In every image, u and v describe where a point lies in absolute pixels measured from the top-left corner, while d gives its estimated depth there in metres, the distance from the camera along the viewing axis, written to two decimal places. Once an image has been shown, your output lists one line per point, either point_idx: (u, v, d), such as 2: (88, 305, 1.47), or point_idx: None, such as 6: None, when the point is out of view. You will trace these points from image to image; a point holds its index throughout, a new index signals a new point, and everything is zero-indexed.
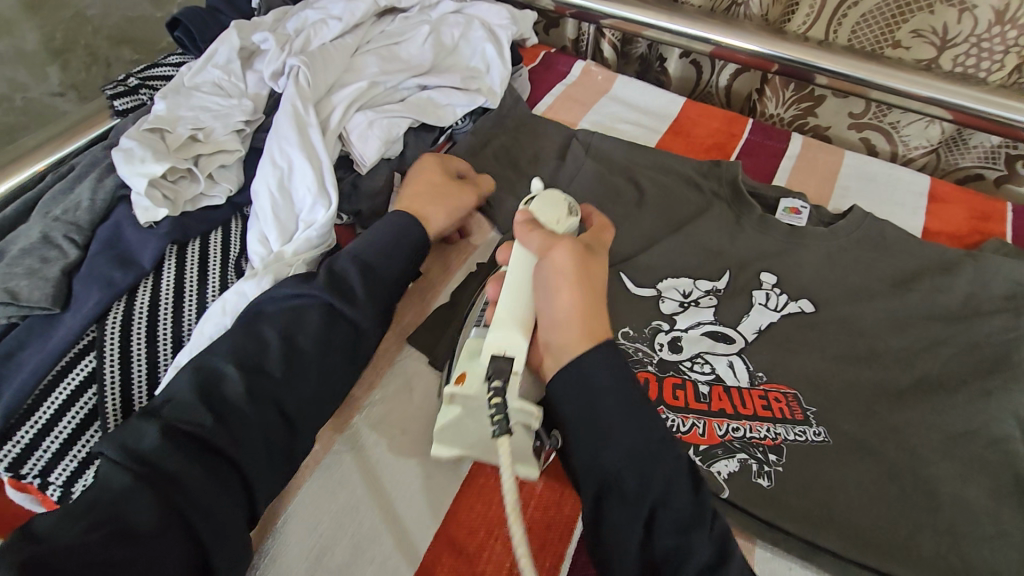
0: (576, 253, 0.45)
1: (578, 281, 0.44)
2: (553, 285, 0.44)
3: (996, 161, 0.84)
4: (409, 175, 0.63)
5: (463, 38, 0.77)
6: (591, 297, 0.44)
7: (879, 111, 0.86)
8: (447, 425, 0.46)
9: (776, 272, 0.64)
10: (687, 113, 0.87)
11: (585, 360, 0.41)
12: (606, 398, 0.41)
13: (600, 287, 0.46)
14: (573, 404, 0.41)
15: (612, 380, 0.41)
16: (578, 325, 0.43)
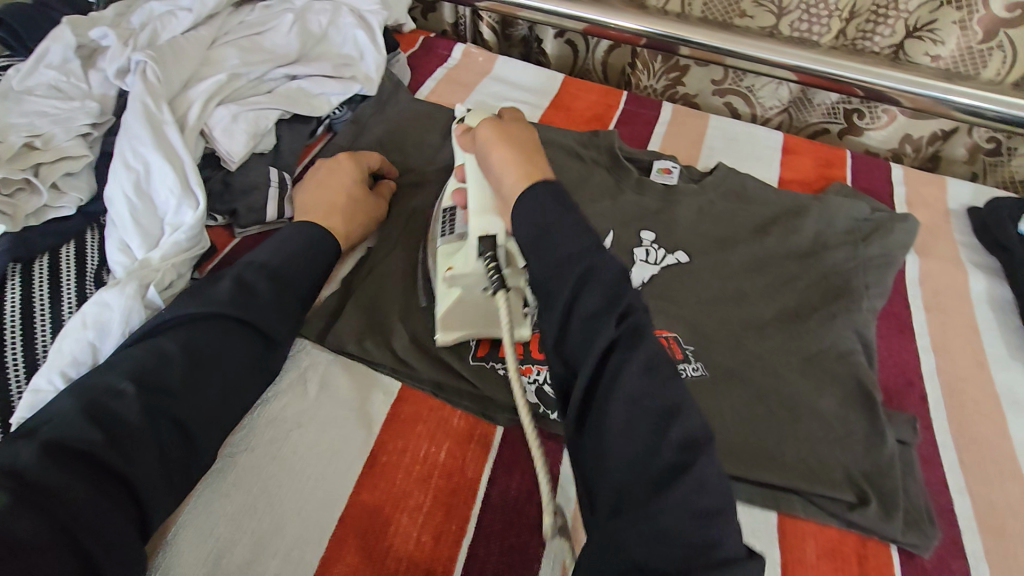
0: (506, 132, 0.51)
1: (513, 141, 0.50)
2: (494, 146, 0.50)
3: (837, 115, 0.94)
4: (328, 162, 0.65)
5: (332, 25, 0.75)
6: (522, 148, 0.49)
7: (736, 76, 0.94)
8: (446, 308, 0.52)
9: (654, 229, 0.69)
10: (567, 88, 0.91)
11: (528, 194, 0.44)
12: (550, 230, 0.42)
13: (530, 143, 0.51)
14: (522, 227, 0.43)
15: (549, 199, 0.43)
16: (516, 168, 0.47)
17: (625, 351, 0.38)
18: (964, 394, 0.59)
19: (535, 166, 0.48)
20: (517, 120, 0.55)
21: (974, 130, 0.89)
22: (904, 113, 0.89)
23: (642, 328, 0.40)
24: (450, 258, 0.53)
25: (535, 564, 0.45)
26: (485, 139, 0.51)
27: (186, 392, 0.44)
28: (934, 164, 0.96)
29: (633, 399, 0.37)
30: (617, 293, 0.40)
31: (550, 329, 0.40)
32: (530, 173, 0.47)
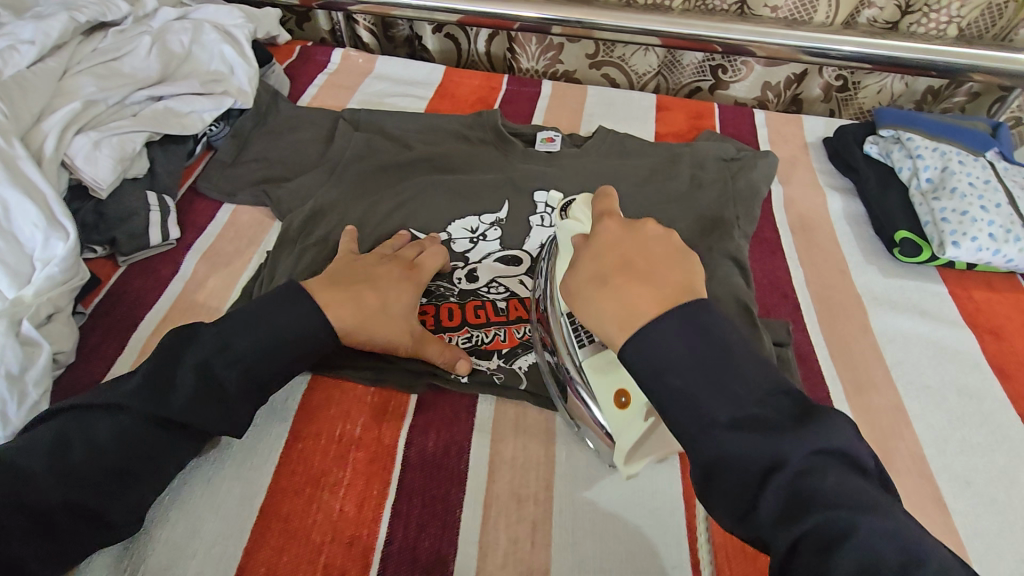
0: (598, 261, 0.44)
1: (608, 269, 0.43)
2: (589, 301, 0.42)
3: (705, 73, 1.01)
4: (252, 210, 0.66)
5: (195, 43, 0.74)
6: (624, 285, 0.41)
7: (606, 48, 1.00)
8: (636, 443, 0.44)
9: (548, 192, 0.72)
10: (450, 76, 0.93)
11: (646, 332, 0.38)
12: (704, 394, 0.37)
13: (648, 265, 0.42)
14: (664, 360, 0.38)
15: (686, 334, 0.38)
16: (612, 313, 0.41)
17: (825, 553, 0.32)
18: (831, 300, 0.66)
19: (667, 285, 0.41)
20: (601, 227, 0.45)
21: (823, 70, 0.98)
22: (760, 62, 0.97)
23: (796, 422, 0.36)
24: (613, 380, 0.47)
25: (459, 510, 0.47)
26: (576, 300, 0.44)
27: (111, 437, 0.43)
28: (798, 106, 1.06)
29: None
30: (779, 451, 0.35)
31: (730, 515, 0.37)
32: (655, 301, 0.40)
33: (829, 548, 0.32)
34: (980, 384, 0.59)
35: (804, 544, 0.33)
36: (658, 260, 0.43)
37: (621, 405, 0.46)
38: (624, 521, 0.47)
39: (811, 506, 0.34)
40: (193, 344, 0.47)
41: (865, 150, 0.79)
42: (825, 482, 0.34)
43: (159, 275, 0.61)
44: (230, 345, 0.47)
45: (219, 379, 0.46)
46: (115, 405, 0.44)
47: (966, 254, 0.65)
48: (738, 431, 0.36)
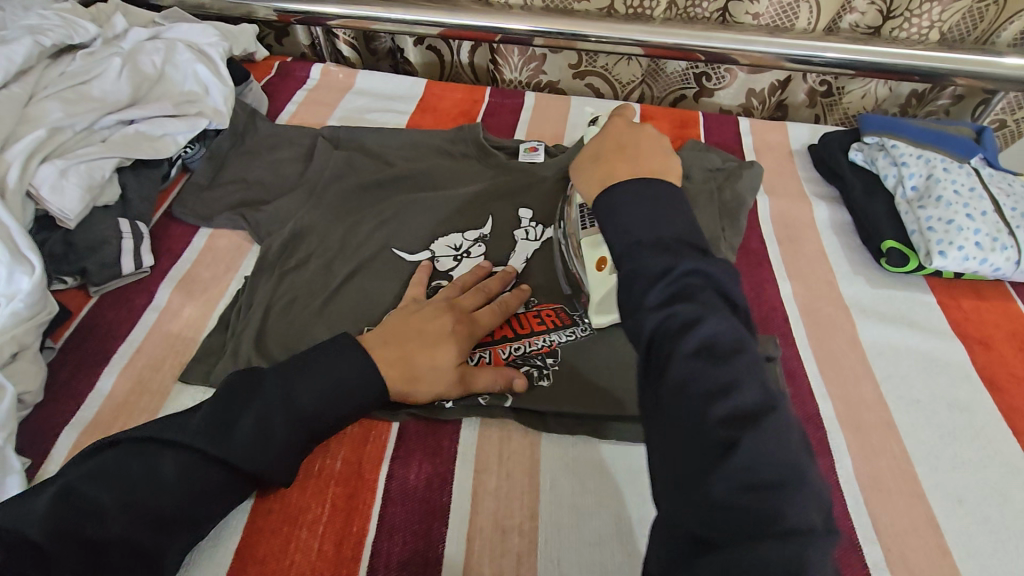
0: (597, 147, 0.57)
1: (607, 153, 0.55)
2: (584, 170, 0.55)
3: (689, 81, 1.01)
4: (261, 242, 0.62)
5: (168, 63, 0.73)
6: (610, 163, 0.54)
7: (590, 58, 0.99)
8: (607, 292, 0.57)
9: (532, 208, 0.71)
10: (432, 89, 0.92)
11: (618, 184, 0.48)
12: (635, 226, 0.45)
13: (642, 157, 0.53)
14: (637, 206, 0.46)
15: (652, 191, 0.47)
16: (591, 182, 0.54)
17: (679, 335, 0.38)
18: (819, 313, 0.66)
19: (648, 162, 0.53)
20: (613, 123, 0.59)
21: (807, 77, 0.98)
22: (744, 69, 0.97)
23: (719, 307, 0.39)
24: (597, 252, 0.58)
25: (441, 548, 0.45)
26: (575, 171, 0.57)
27: (177, 479, 0.42)
28: (783, 112, 1.05)
29: (685, 377, 0.36)
30: (681, 246, 0.42)
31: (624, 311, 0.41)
32: (629, 171, 0.51)
33: (688, 341, 0.37)
34: (970, 396, 0.59)
35: (662, 328, 0.38)
36: (647, 152, 0.54)
37: (601, 268, 0.58)
38: (612, 553, 0.46)
39: (688, 299, 0.39)
40: (257, 390, 0.46)
41: (850, 158, 0.79)
42: (728, 355, 0.37)
43: (133, 305, 0.59)
44: (292, 393, 0.46)
45: (281, 430, 0.45)
46: (178, 444, 0.43)
47: (953, 263, 0.64)
48: (666, 299, 0.39)
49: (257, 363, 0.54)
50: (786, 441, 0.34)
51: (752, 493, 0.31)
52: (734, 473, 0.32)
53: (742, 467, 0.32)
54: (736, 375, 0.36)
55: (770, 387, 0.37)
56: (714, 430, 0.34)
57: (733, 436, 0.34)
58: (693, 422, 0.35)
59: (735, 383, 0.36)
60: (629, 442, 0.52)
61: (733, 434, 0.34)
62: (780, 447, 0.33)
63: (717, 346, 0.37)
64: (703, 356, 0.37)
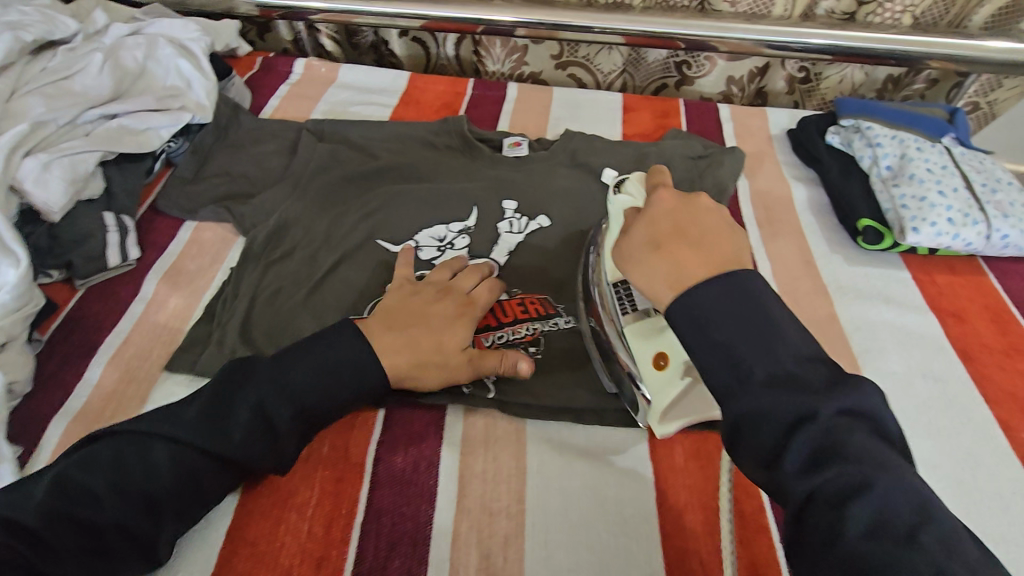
0: (655, 231, 0.45)
1: (663, 237, 0.44)
2: (645, 264, 0.43)
3: (670, 70, 1.02)
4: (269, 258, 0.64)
5: (149, 58, 0.73)
6: (685, 246, 0.42)
7: (571, 49, 1.00)
8: (671, 402, 0.49)
9: (515, 197, 0.72)
10: (415, 82, 0.93)
11: (695, 290, 0.39)
12: (737, 346, 0.37)
13: (707, 234, 0.44)
14: (721, 321, 0.38)
15: (737, 295, 0.39)
16: (666, 274, 0.42)
17: (842, 503, 0.31)
18: (798, 292, 0.67)
19: (719, 256, 0.42)
20: (659, 198, 0.47)
21: (785, 63, 0.99)
22: (723, 57, 0.98)
23: (785, 330, 0.37)
24: (653, 345, 0.51)
25: (429, 527, 0.46)
26: (629, 265, 0.45)
27: (168, 465, 0.42)
28: (763, 99, 1.07)
29: (873, 564, 0.29)
30: (819, 389, 0.35)
31: (758, 463, 0.35)
32: (708, 266, 0.41)
33: (845, 498, 0.31)
34: (944, 368, 0.60)
35: (819, 495, 0.32)
36: (710, 235, 0.43)
37: (660, 366, 0.50)
38: (597, 527, 0.47)
39: (842, 456, 0.32)
40: (256, 382, 0.46)
41: (827, 141, 0.80)
42: (802, 377, 0.35)
43: (119, 297, 0.60)
44: (284, 381, 0.46)
45: (274, 419, 0.45)
46: (169, 433, 0.43)
47: (926, 239, 0.66)
48: (731, 330, 0.38)
49: (242, 352, 0.55)
50: (888, 465, 0.32)
51: None
52: (856, 515, 0.31)
53: (856, 505, 0.31)
54: (932, 538, 0.29)
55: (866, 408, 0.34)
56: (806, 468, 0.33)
57: (830, 472, 0.32)
58: (781, 462, 0.34)
59: (935, 555, 0.29)
60: (612, 420, 0.53)
61: (835, 476, 0.32)
62: None
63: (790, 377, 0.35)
64: (781, 393, 0.35)
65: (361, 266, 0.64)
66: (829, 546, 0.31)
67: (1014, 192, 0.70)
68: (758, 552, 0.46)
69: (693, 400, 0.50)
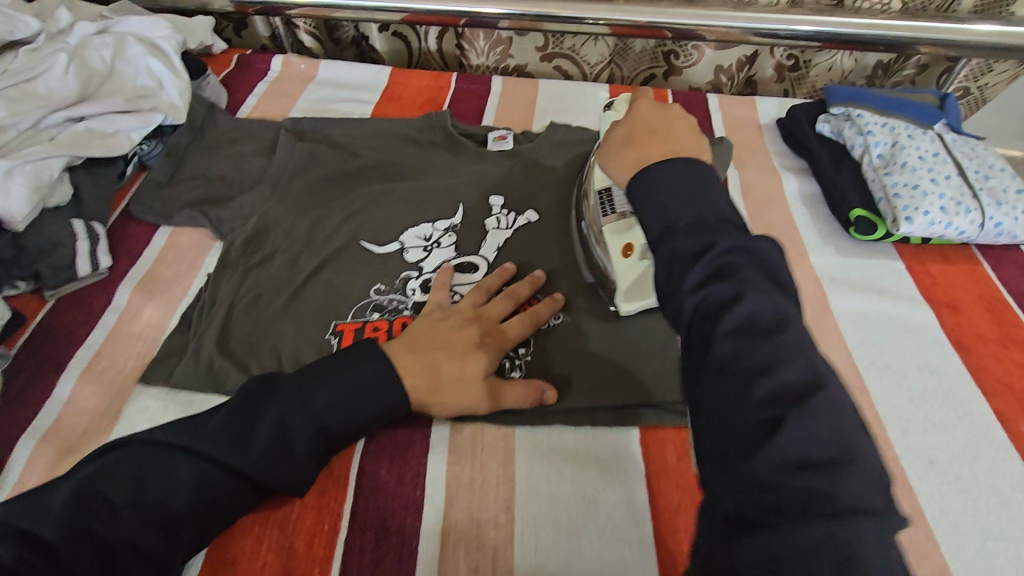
0: (629, 129, 0.52)
1: (637, 133, 0.51)
2: (618, 155, 0.50)
3: (658, 59, 1.00)
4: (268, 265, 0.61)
5: (118, 58, 0.70)
6: (654, 141, 0.49)
7: (557, 40, 0.98)
8: (631, 282, 0.55)
9: (502, 193, 0.70)
10: (397, 77, 0.90)
11: (663, 161, 0.44)
12: (675, 204, 0.42)
13: (677, 137, 0.49)
14: (670, 185, 0.43)
15: (690, 169, 0.43)
16: (631, 162, 0.49)
17: (717, 315, 0.35)
18: None
19: (679, 143, 0.49)
20: (636, 104, 0.54)
21: (774, 51, 0.98)
22: (711, 46, 0.97)
23: (741, 235, 0.39)
24: (621, 237, 0.57)
25: (416, 540, 0.45)
26: (608, 158, 0.52)
27: (186, 481, 0.40)
28: (752, 87, 1.05)
29: (727, 358, 0.34)
30: (726, 226, 0.39)
31: (663, 292, 0.39)
32: (667, 154, 0.47)
33: (723, 309, 0.35)
34: (940, 360, 0.59)
35: (702, 308, 0.36)
36: (674, 130, 0.50)
37: (626, 255, 0.56)
38: (588, 535, 0.45)
39: (730, 276, 0.36)
40: (274, 395, 0.44)
41: (818, 129, 0.79)
42: (744, 270, 0.36)
43: (91, 307, 0.58)
44: (308, 398, 0.44)
45: (298, 436, 0.43)
46: (194, 446, 0.41)
47: (919, 228, 0.64)
48: (706, 278, 0.37)
49: (220, 362, 0.53)
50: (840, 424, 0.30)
51: (802, 470, 0.29)
52: (783, 454, 0.29)
53: (787, 448, 0.30)
54: (792, 353, 0.33)
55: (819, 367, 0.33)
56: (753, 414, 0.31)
57: (777, 415, 0.31)
58: (733, 396, 0.32)
59: (779, 352, 0.33)
60: (604, 424, 0.51)
61: (717, 289, 0.36)
62: (833, 430, 0.30)
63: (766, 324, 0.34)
64: (755, 340, 0.34)
65: (344, 269, 0.62)
66: (759, 489, 0.29)
67: (1007, 178, 0.69)
68: None
69: (647, 279, 0.55)
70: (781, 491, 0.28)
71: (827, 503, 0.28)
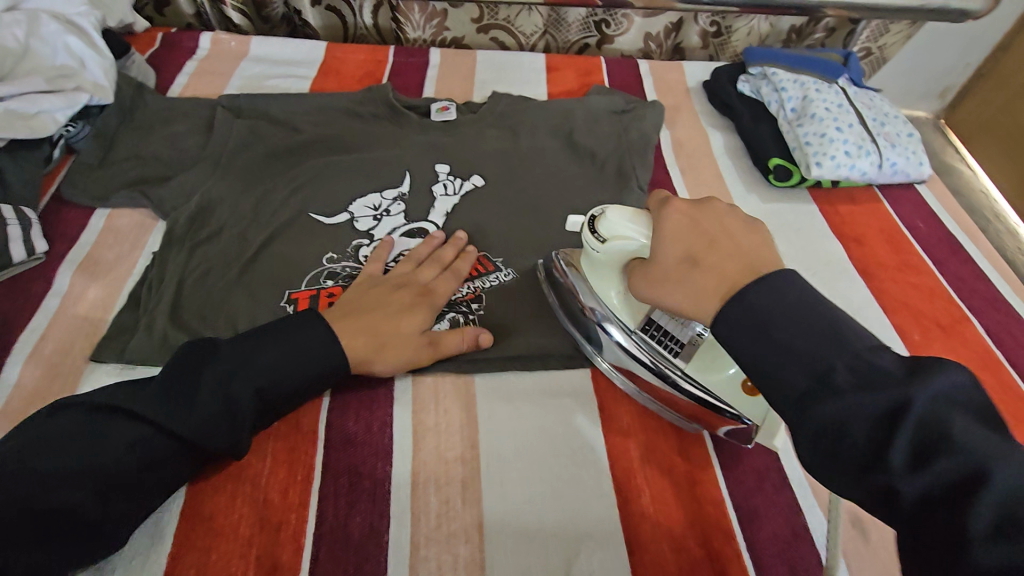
0: (683, 248, 0.39)
1: (696, 251, 0.38)
2: (680, 286, 0.38)
3: (590, 29, 1.04)
4: (218, 239, 0.62)
5: (33, 36, 0.67)
6: (719, 254, 0.37)
7: (491, 11, 0.99)
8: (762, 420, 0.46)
9: (448, 161, 0.72)
10: (333, 51, 0.90)
11: (748, 293, 0.34)
12: (772, 320, 0.33)
13: (735, 240, 0.38)
14: (775, 309, 0.33)
15: (783, 293, 0.33)
16: (702, 287, 0.37)
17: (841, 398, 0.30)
18: None
19: (758, 256, 0.37)
20: (670, 207, 0.41)
21: (697, 18, 1.03)
22: (639, 14, 1.01)
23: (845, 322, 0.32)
24: (722, 372, 0.47)
25: (387, 483, 0.47)
26: (664, 287, 0.39)
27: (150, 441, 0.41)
28: (680, 54, 1.11)
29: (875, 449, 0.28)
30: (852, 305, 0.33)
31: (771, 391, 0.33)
32: (745, 270, 0.36)
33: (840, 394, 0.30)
34: (849, 286, 0.66)
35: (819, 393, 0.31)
36: (742, 233, 0.39)
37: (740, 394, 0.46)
38: (548, 461, 0.49)
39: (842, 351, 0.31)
40: (232, 353, 0.46)
41: (738, 89, 0.85)
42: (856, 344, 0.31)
43: (30, 292, 0.56)
44: (267, 355, 0.46)
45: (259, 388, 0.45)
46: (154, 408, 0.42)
47: (828, 172, 0.71)
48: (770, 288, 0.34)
49: (174, 335, 0.53)
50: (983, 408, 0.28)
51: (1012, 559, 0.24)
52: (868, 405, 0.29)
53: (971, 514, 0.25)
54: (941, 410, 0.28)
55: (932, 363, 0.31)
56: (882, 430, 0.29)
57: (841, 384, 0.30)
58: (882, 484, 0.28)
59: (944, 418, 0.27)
60: (557, 363, 0.55)
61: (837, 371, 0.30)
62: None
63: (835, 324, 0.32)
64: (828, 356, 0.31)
65: (294, 240, 0.63)
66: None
67: (900, 124, 0.77)
68: (695, 461, 0.50)
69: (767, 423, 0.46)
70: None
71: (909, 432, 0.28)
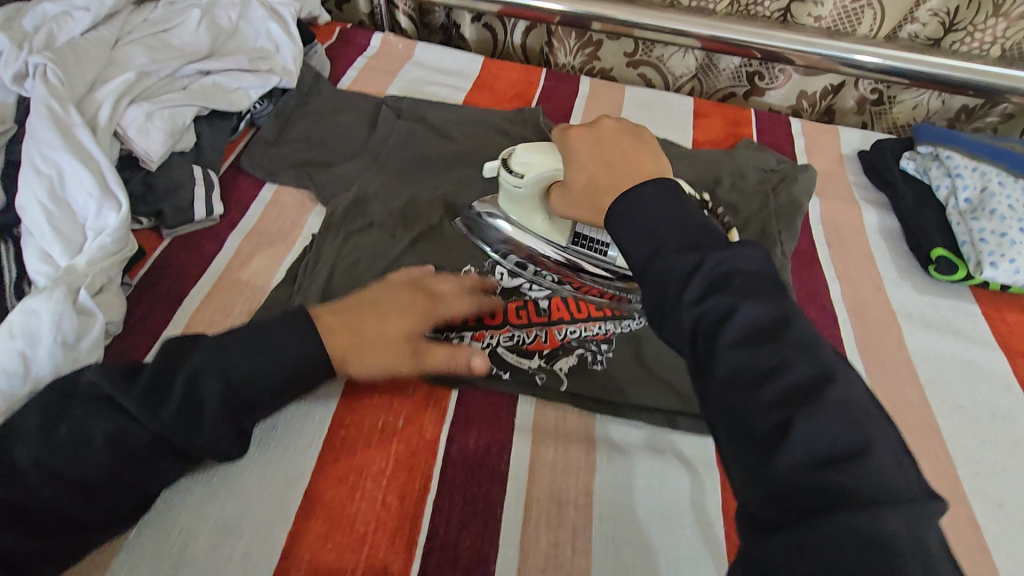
0: (584, 170, 0.52)
1: (595, 172, 0.51)
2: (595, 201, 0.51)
3: (741, 78, 1.01)
4: (368, 231, 0.65)
5: (242, 19, 0.74)
6: (615, 164, 0.50)
7: (645, 48, 1.00)
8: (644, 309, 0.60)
9: None
10: (489, 67, 0.93)
11: (631, 196, 0.44)
12: (661, 231, 0.41)
13: (615, 151, 0.51)
14: (653, 213, 0.43)
15: (663, 199, 0.43)
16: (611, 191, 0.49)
17: (717, 327, 0.36)
18: (867, 314, 0.67)
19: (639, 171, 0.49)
20: (568, 135, 0.55)
21: (860, 83, 0.98)
22: (798, 71, 0.97)
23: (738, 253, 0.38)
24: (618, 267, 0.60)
25: (500, 510, 0.47)
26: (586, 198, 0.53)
27: None
28: (831, 117, 1.05)
29: (741, 368, 0.34)
30: None
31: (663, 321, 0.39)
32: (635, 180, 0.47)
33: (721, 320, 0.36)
34: (1011, 406, 0.60)
35: (706, 317, 0.36)
36: (627, 149, 0.51)
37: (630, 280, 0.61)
38: (668, 529, 0.47)
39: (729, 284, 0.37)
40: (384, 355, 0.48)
41: (902, 166, 0.79)
42: (736, 280, 0.37)
43: (204, 251, 0.61)
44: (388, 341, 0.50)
45: None
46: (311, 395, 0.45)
47: (1003, 275, 0.65)
48: (703, 293, 0.37)
49: None
50: (855, 416, 0.32)
51: (823, 471, 0.30)
52: (731, 331, 0.35)
53: (803, 447, 0.31)
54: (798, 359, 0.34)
55: (827, 358, 0.34)
56: (766, 432, 0.32)
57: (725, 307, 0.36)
58: (745, 406, 0.33)
59: (781, 353, 0.34)
60: (684, 425, 0.53)
61: (720, 299, 0.36)
62: (843, 432, 0.31)
63: (754, 327, 0.35)
64: (714, 293, 0.36)
65: (438, 246, 0.64)
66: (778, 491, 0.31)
67: None
68: None
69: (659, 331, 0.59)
70: (817, 490, 0.30)
71: (756, 353, 0.34)
